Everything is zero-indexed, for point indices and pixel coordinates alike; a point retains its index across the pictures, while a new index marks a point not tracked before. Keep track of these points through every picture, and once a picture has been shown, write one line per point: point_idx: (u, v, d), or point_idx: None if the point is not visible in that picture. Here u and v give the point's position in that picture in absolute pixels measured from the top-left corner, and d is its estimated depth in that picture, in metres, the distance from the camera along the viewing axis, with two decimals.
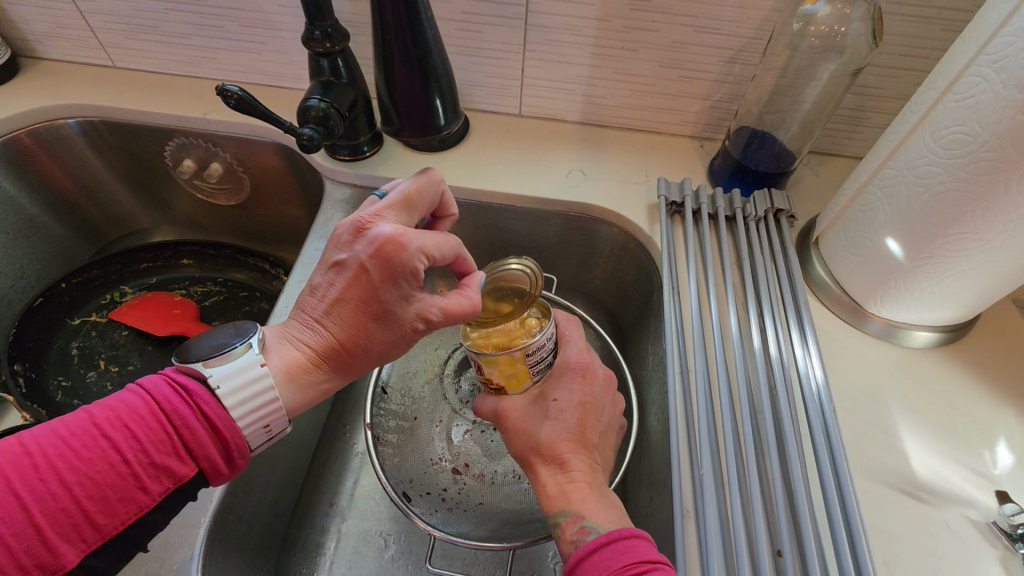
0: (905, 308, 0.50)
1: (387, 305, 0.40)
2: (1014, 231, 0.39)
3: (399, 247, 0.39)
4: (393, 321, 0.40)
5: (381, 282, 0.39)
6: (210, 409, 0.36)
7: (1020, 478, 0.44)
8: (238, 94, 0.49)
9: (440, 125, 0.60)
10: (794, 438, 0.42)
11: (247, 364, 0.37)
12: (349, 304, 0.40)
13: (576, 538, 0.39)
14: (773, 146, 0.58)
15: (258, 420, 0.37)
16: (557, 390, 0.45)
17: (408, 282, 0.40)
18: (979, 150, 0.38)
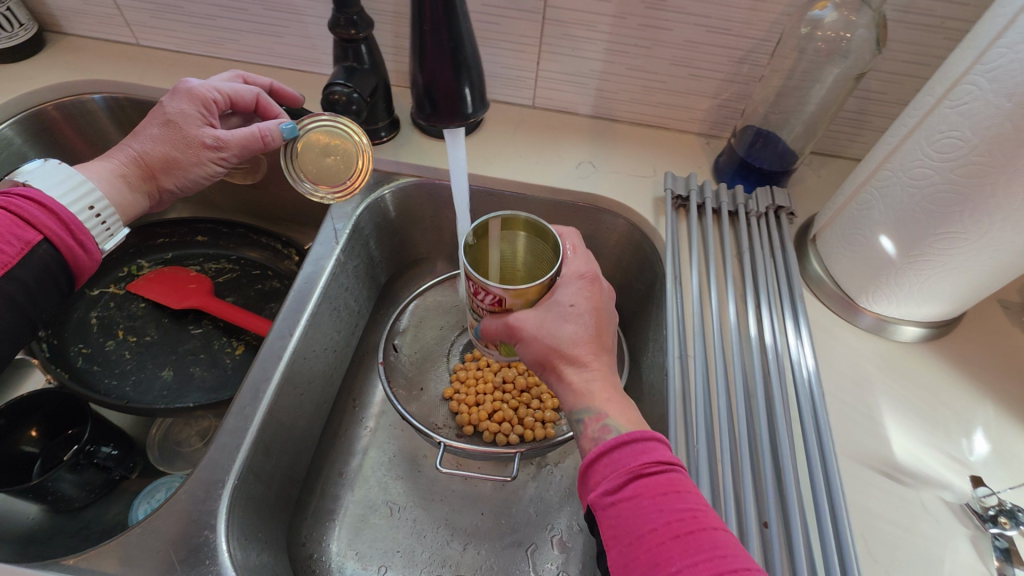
0: (895, 303, 0.52)
1: (178, 120, 0.52)
2: (999, 232, 0.42)
3: (169, 102, 0.52)
4: (187, 146, 0.52)
5: (183, 92, 0.52)
6: (44, 202, 0.45)
7: (994, 465, 0.47)
8: None
9: (467, 109, 0.56)
10: (783, 418, 0.45)
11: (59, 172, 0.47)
12: (148, 126, 0.52)
13: (598, 436, 0.37)
14: (776, 146, 0.61)
15: (82, 204, 0.47)
16: (572, 297, 0.41)
17: (194, 108, 0.52)
18: (970, 154, 0.40)
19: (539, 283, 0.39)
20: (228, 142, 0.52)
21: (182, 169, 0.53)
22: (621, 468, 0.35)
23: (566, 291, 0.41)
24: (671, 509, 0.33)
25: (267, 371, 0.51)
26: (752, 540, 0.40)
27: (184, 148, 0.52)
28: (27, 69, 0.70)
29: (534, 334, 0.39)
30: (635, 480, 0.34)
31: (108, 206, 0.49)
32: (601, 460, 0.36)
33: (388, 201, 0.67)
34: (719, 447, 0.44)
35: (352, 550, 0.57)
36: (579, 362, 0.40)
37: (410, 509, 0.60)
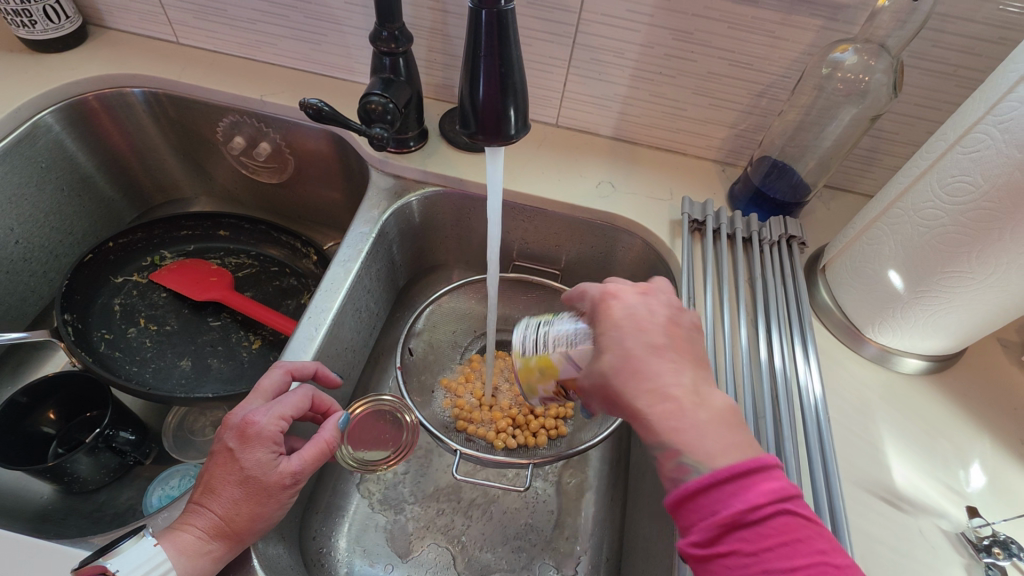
0: (901, 335, 0.54)
1: (253, 473, 0.42)
2: (1003, 273, 0.44)
3: (233, 461, 0.42)
4: (269, 484, 0.42)
5: (244, 458, 0.42)
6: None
7: (989, 497, 0.49)
8: (317, 106, 0.54)
9: (510, 132, 0.47)
10: (790, 441, 0.47)
11: (148, 557, 0.39)
12: (221, 479, 0.42)
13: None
14: (790, 177, 0.63)
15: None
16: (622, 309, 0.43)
17: (268, 451, 0.43)
18: (980, 199, 0.43)
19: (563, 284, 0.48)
20: (306, 470, 0.44)
21: (261, 518, 0.42)
22: (719, 519, 0.33)
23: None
24: (779, 558, 0.31)
25: None
26: None
27: (267, 499, 0.42)
28: (69, 60, 0.72)
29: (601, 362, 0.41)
30: (729, 531, 0.32)
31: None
32: (686, 509, 0.34)
33: (413, 208, 0.69)
34: None
35: (360, 547, 0.59)
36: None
37: (420, 511, 0.62)
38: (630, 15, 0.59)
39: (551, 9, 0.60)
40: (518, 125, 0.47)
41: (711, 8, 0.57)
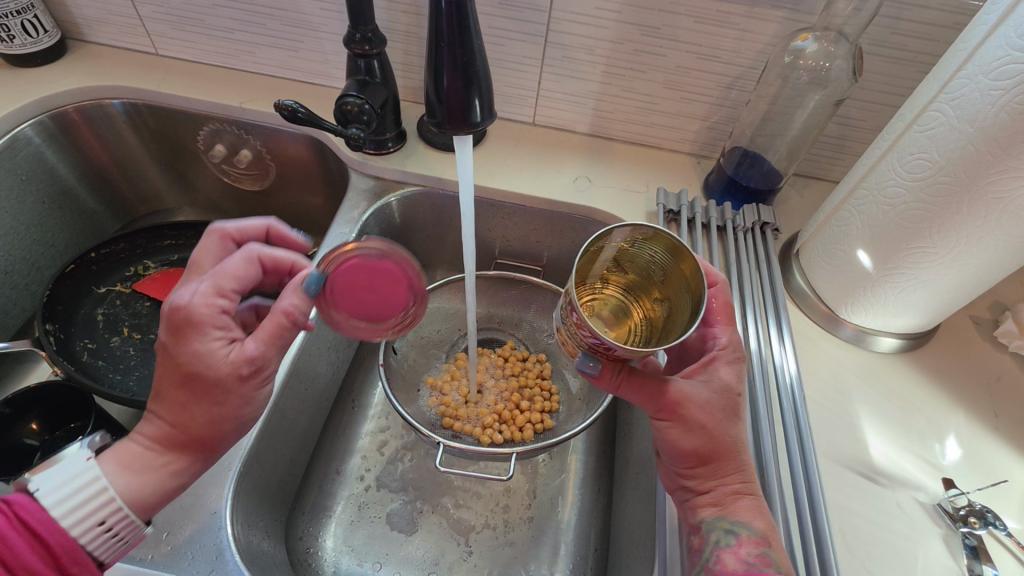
0: (873, 314, 0.55)
1: (200, 369, 0.39)
2: (966, 246, 0.45)
3: (173, 361, 0.39)
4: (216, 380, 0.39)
5: (183, 355, 0.39)
6: (32, 516, 0.36)
7: (965, 469, 0.50)
8: (292, 107, 0.55)
9: (476, 119, 0.49)
10: (768, 420, 0.48)
11: (74, 470, 0.38)
12: (167, 380, 0.39)
13: (754, 562, 0.37)
14: (762, 166, 0.64)
15: (92, 519, 0.38)
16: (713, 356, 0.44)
17: (210, 338, 0.40)
18: (939, 175, 0.44)
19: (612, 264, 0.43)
20: (263, 356, 0.41)
21: (224, 413, 0.41)
22: None
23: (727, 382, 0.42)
24: None
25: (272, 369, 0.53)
26: None
27: (223, 397, 0.40)
28: (49, 74, 0.73)
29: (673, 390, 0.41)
30: None
31: (125, 518, 0.39)
32: None
33: (393, 208, 0.70)
34: None
35: (348, 545, 0.59)
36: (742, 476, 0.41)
37: (408, 508, 0.62)
38: (598, 12, 0.61)
39: (521, 8, 0.62)
40: (484, 113, 0.49)
41: (676, 3, 0.58)
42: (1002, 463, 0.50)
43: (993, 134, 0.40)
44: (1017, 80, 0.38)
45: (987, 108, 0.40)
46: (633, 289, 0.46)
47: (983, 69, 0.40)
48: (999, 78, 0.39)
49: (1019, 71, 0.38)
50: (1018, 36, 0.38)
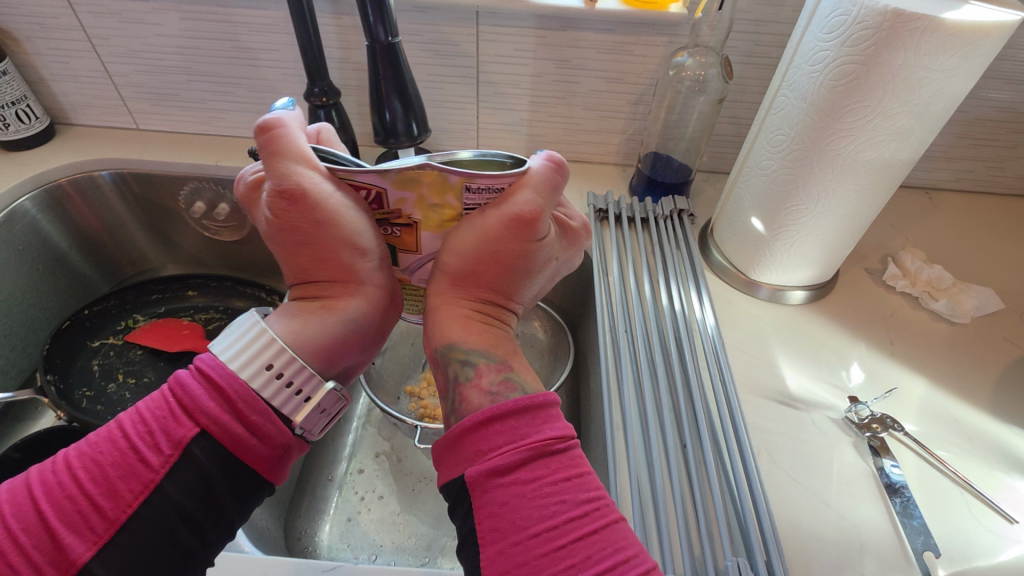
0: (777, 272, 0.65)
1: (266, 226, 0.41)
2: (829, 198, 0.56)
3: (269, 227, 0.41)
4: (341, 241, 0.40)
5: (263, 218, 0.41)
6: (208, 367, 0.35)
7: (868, 387, 0.58)
8: None
9: (414, 133, 0.60)
10: (693, 364, 0.56)
11: (243, 326, 0.38)
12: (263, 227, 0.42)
13: (496, 390, 0.37)
14: (672, 164, 0.76)
15: (267, 370, 0.36)
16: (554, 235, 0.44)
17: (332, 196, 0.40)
18: (794, 144, 0.55)
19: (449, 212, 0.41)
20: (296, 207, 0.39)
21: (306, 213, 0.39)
22: None
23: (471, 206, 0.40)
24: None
25: None
26: (672, 458, 0.50)
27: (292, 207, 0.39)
28: (40, 154, 0.82)
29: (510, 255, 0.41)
30: None
31: (297, 366, 0.37)
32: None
33: None
34: (642, 392, 0.55)
35: (345, 542, 0.64)
36: (473, 295, 0.42)
37: (397, 501, 0.67)
38: (517, 53, 0.72)
39: (452, 56, 0.73)
40: (421, 128, 0.60)
41: (579, 39, 0.70)
42: (897, 379, 0.59)
43: (820, 106, 0.51)
44: (825, 64, 0.49)
45: (812, 87, 0.51)
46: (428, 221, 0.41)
47: (805, 59, 0.52)
48: (814, 64, 0.50)
49: (825, 57, 0.49)
50: (817, 32, 0.50)
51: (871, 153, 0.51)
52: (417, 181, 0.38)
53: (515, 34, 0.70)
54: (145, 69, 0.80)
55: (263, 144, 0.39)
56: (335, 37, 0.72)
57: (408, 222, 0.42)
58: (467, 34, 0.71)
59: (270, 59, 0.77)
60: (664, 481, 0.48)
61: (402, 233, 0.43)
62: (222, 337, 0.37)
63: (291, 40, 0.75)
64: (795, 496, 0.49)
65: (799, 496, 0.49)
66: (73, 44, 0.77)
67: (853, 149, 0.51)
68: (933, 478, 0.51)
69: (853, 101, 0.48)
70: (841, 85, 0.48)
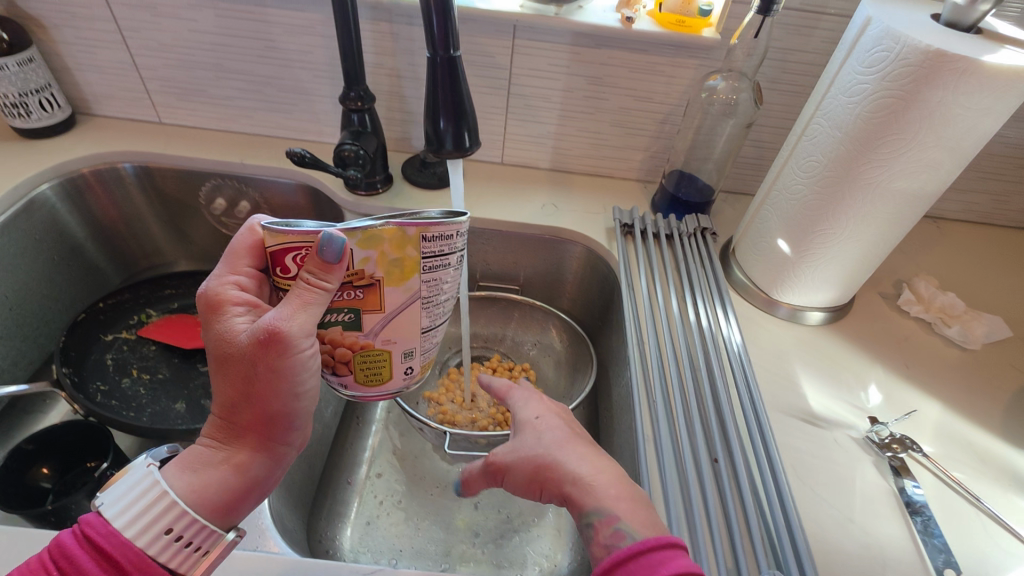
0: (799, 292, 0.67)
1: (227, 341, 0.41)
2: (857, 224, 0.58)
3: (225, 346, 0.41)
4: (252, 368, 0.40)
5: (220, 331, 0.41)
6: (102, 537, 0.34)
7: (885, 408, 0.60)
8: (302, 154, 0.64)
9: (466, 145, 0.59)
10: (721, 380, 0.58)
11: (136, 484, 0.37)
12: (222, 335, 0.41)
13: (611, 543, 0.40)
14: (697, 183, 0.78)
15: (166, 535, 0.36)
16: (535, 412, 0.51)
17: (241, 313, 0.42)
18: (826, 171, 0.57)
19: (410, 263, 0.41)
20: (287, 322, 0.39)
21: (276, 340, 0.39)
22: None
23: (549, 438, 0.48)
24: None
25: None
26: (704, 471, 0.51)
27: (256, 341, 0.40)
28: (61, 144, 0.81)
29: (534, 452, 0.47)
30: None
31: (196, 526, 0.37)
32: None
33: None
34: (673, 405, 0.56)
35: (365, 546, 0.63)
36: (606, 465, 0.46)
37: (418, 505, 0.68)
38: (551, 67, 0.74)
39: (487, 67, 0.74)
40: (472, 139, 0.60)
41: (613, 58, 0.72)
42: (913, 401, 0.61)
43: (855, 136, 0.53)
44: (863, 96, 0.51)
45: (848, 117, 0.53)
46: (390, 275, 0.41)
47: (842, 89, 0.54)
48: (852, 95, 0.52)
49: (863, 89, 0.51)
50: (857, 65, 0.52)
51: (902, 183, 0.53)
52: (379, 237, 0.39)
53: (550, 49, 0.72)
54: (174, 63, 0.79)
55: (242, 249, 0.44)
56: (372, 43, 0.73)
57: (370, 282, 0.41)
58: (503, 46, 0.72)
59: (303, 60, 0.77)
60: (698, 493, 0.49)
61: (365, 294, 0.42)
62: (110, 498, 0.35)
63: (326, 43, 0.75)
64: (823, 512, 0.51)
65: (826, 512, 0.51)
66: (103, 34, 0.76)
67: (885, 179, 0.53)
68: (951, 499, 0.53)
69: (889, 133, 0.50)
70: (878, 117, 0.50)
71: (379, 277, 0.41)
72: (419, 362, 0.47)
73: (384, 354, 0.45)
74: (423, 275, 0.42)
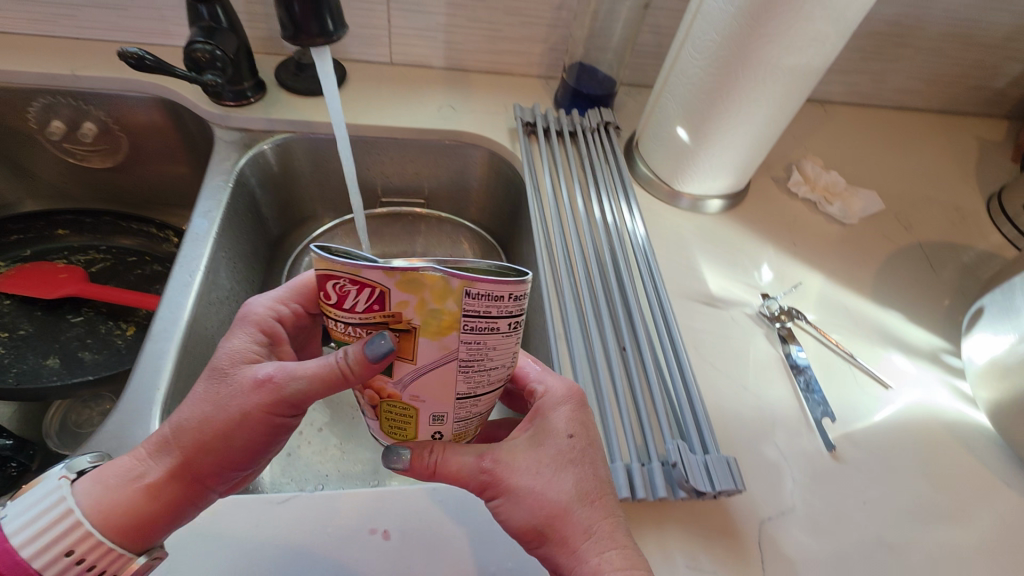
0: (699, 181, 0.68)
1: (227, 360, 0.37)
2: (749, 106, 0.58)
3: (223, 372, 0.37)
4: (229, 400, 0.35)
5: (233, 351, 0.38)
6: None
7: (775, 284, 0.64)
8: (138, 55, 0.55)
9: (330, 30, 0.52)
10: (626, 271, 0.59)
11: (45, 497, 0.35)
12: (228, 355, 0.38)
13: None
14: (596, 76, 0.75)
15: (62, 556, 0.34)
16: (566, 426, 0.38)
17: (260, 342, 0.39)
18: (719, 51, 0.55)
19: (450, 316, 0.29)
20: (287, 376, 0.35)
21: (273, 390, 0.35)
22: None
23: (562, 483, 0.35)
24: None
25: (167, 326, 0.52)
26: (612, 359, 0.53)
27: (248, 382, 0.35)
28: None
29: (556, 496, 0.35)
30: None
31: (100, 548, 0.35)
32: None
33: (268, 156, 0.70)
34: (581, 301, 0.57)
35: (288, 478, 0.62)
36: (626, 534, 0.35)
37: (341, 429, 0.66)
38: None
39: None
40: (336, 25, 0.53)
41: None
42: (799, 275, 0.66)
43: (747, 10, 0.51)
44: None
45: None
46: (422, 328, 0.29)
47: None
48: None
49: None
50: None
51: (790, 60, 0.53)
52: (420, 281, 0.27)
53: None
54: None
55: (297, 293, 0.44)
56: None
57: (404, 328, 0.29)
58: None
59: None
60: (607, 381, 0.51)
61: (397, 341, 0.30)
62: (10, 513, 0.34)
63: None
64: (720, 382, 0.54)
65: (722, 382, 0.54)
66: None
67: (774, 55, 0.53)
68: (829, 359, 0.58)
69: (777, 3, 0.49)
70: None
71: (407, 329, 0.29)
72: (453, 431, 0.35)
73: (411, 411, 0.33)
74: (465, 335, 0.29)
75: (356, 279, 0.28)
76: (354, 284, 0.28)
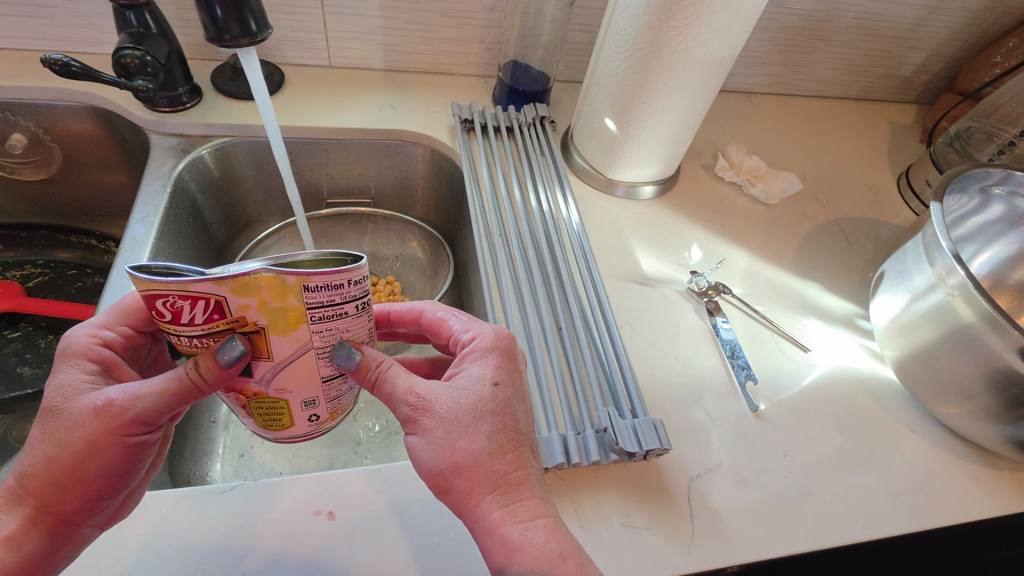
0: (630, 169, 0.71)
1: (60, 399, 0.36)
2: (668, 95, 0.61)
3: (56, 410, 0.36)
4: (71, 433, 0.35)
5: (61, 387, 0.36)
6: None
7: (704, 262, 0.68)
8: (63, 61, 0.56)
9: (251, 29, 0.52)
10: (562, 256, 0.62)
11: None
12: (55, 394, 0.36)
13: None
14: (530, 72, 0.78)
15: None
16: (480, 375, 0.38)
17: (88, 372, 0.37)
18: (636, 45, 0.59)
19: (294, 312, 0.31)
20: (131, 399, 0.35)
21: (116, 413, 0.35)
22: None
23: (475, 435, 0.35)
24: None
25: None
26: (549, 338, 0.55)
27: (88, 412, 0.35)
28: None
29: (462, 446, 0.35)
30: None
31: None
32: None
33: (207, 160, 0.70)
34: (519, 286, 0.59)
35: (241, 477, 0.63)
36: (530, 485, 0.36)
37: None
38: None
39: None
40: (259, 23, 0.52)
41: None
42: (726, 252, 0.70)
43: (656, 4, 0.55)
44: None
45: None
46: (270, 326, 0.31)
47: None
48: None
49: None
50: None
51: (699, 51, 0.56)
52: (253, 285, 0.29)
53: None
54: None
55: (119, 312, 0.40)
56: None
57: (251, 331, 0.32)
58: None
59: None
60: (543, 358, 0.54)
61: (250, 342, 0.32)
62: None
63: None
64: (652, 355, 0.58)
65: (655, 355, 0.58)
66: None
67: (684, 48, 0.56)
68: (754, 328, 0.62)
69: None
70: None
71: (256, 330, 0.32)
72: (326, 410, 0.38)
73: (281, 402, 0.36)
74: (309, 326, 0.32)
75: (187, 294, 0.29)
76: (185, 298, 0.29)
